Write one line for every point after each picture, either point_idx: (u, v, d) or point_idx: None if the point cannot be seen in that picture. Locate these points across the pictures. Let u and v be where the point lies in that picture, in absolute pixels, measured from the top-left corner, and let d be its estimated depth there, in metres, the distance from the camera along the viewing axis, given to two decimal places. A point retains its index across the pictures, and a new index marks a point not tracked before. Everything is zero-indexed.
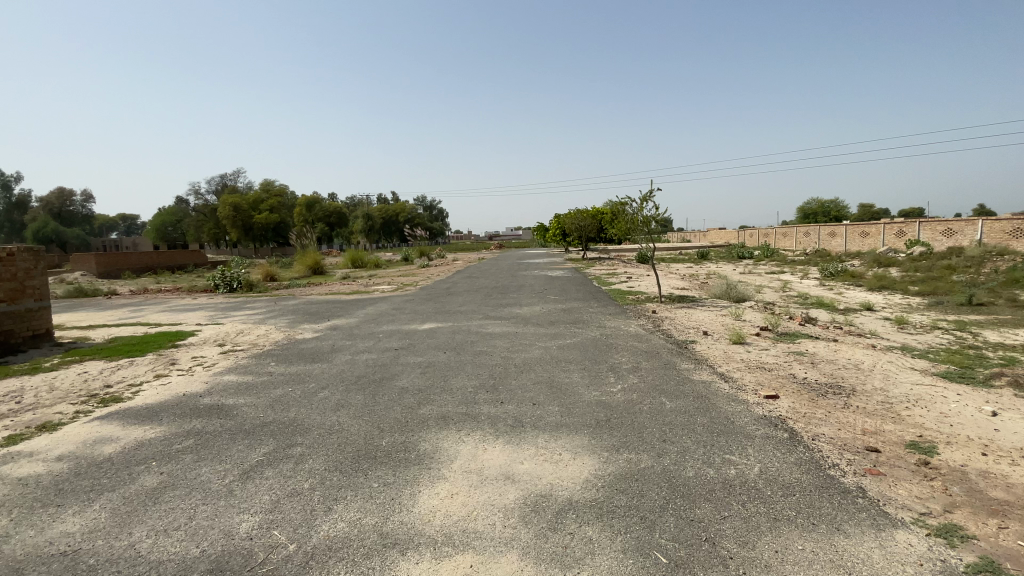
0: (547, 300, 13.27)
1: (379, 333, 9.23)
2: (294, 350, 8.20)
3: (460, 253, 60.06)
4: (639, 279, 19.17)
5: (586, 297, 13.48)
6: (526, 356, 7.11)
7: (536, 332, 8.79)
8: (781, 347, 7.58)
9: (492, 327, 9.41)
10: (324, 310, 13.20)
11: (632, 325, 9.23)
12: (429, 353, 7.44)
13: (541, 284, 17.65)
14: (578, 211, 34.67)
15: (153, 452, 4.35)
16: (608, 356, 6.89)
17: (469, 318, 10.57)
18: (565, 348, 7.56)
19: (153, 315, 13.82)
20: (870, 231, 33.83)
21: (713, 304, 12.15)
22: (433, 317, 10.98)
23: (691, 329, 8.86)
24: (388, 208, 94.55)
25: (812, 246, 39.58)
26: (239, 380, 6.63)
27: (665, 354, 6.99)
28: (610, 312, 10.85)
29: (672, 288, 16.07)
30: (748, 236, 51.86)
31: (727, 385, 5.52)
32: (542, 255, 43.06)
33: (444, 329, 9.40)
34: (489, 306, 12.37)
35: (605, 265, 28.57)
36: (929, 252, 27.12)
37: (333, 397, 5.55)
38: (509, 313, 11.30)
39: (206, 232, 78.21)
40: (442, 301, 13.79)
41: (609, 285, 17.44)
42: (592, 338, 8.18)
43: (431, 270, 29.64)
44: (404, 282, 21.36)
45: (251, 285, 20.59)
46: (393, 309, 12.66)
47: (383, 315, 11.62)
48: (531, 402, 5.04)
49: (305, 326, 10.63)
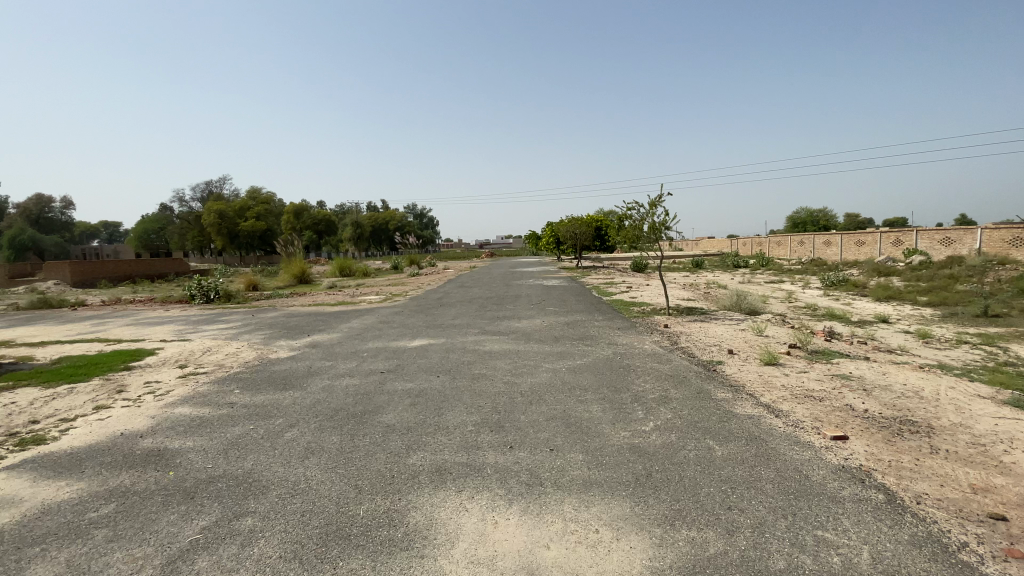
0: (547, 312, 12.31)
1: (363, 352, 8.19)
2: (264, 373, 7.14)
3: (451, 261, 59.16)
4: (640, 289, 18.29)
5: (588, 309, 12.54)
6: (532, 381, 6.11)
7: (540, 351, 7.80)
8: (821, 369, 6.66)
9: (490, 344, 8.40)
10: (304, 324, 12.10)
11: (646, 342, 8.30)
12: (420, 378, 6.42)
13: (539, 295, 16.70)
14: (572, 218, 33.90)
15: (53, 528, 3.29)
16: (629, 382, 5.92)
17: (464, 334, 9.57)
18: (576, 370, 6.59)
19: (117, 330, 12.63)
20: (867, 240, 33.40)
21: (725, 317, 11.26)
22: (424, 333, 9.95)
23: (712, 347, 7.94)
24: (378, 216, 93.41)
25: (808, 255, 39.15)
26: (193, 414, 5.56)
27: (693, 379, 6.05)
28: (618, 326, 9.90)
29: (677, 298, 15.21)
30: (741, 245, 51.52)
31: (780, 423, 4.59)
32: (535, 264, 42.24)
33: (436, 347, 8.38)
34: (484, 319, 11.36)
35: (602, 274, 27.74)
36: (929, 261, 26.62)
37: (303, 439, 4.52)
38: (507, 326, 10.33)
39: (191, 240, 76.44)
40: (433, 314, 12.74)
41: (610, 295, 16.54)
42: (606, 358, 7.21)
43: (421, 279, 28.58)
44: (393, 292, 20.30)
45: (230, 296, 19.41)
46: (380, 322, 11.61)
47: (368, 330, 10.56)
48: (547, 448, 4.06)
49: (280, 343, 9.55)
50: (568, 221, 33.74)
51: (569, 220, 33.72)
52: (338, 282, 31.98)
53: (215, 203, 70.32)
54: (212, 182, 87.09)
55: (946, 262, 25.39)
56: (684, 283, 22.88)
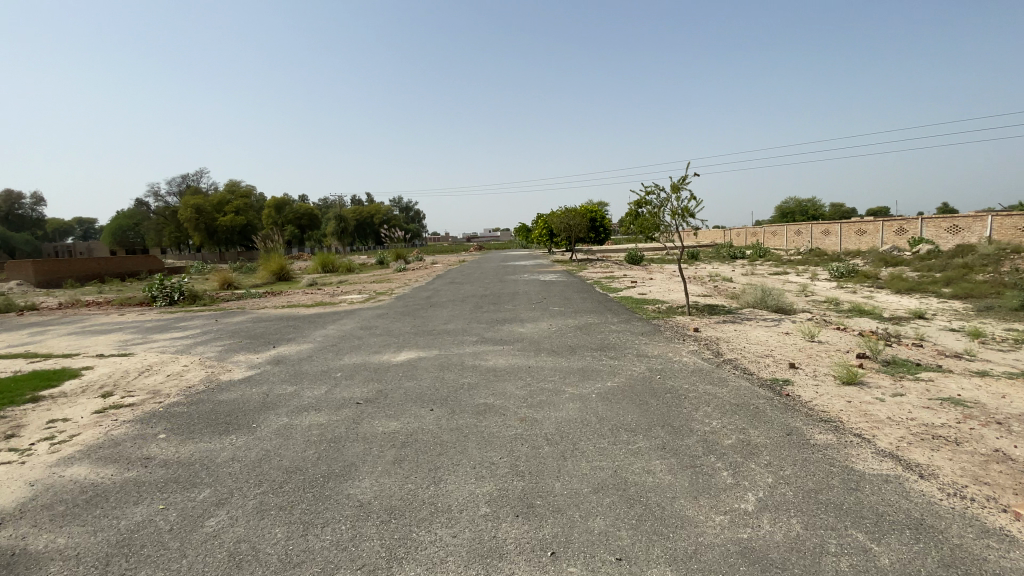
0: (553, 312, 10.84)
1: (337, 371, 6.63)
2: (208, 406, 5.57)
3: (438, 255, 57.41)
4: (646, 284, 16.84)
5: (598, 308, 11.08)
6: (557, 415, 4.60)
7: (556, 365, 6.29)
8: (917, 392, 5.28)
9: (493, 357, 6.86)
10: (272, 331, 10.46)
11: (682, 352, 6.84)
12: (407, 412, 4.87)
13: (537, 292, 15.20)
14: (566, 208, 32.35)
15: None
16: (687, 417, 4.46)
17: (460, 343, 8.05)
18: (609, 396, 5.10)
19: (52, 341, 10.83)
20: (868, 229, 32.43)
21: (756, 318, 9.89)
22: (411, 341, 8.39)
23: (765, 358, 6.50)
24: (362, 210, 91.03)
25: (805, 245, 38.18)
26: (89, 479, 3.95)
27: (770, 411, 4.61)
28: (639, 331, 8.44)
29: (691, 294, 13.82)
30: (735, 236, 50.54)
31: (935, 495, 3.17)
32: (527, 257, 40.78)
33: (427, 362, 6.83)
34: (482, 323, 9.85)
35: (599, 267, 26.31)
36: (938, 250, 25.63)
37: (230, 535, 2.96)
38: (511, 331, 8.83)
39: (167, 236, 73.35)
40: (421, 317, 11.15)
41: (615, 290, 15.10)
42: (642, 376, 5.74)
43: (407, 275, 26.87)
44: (377, 289, 18.63)
45: (196, 296, 17.57)
46: (360, 328, 10.03)
47: (346, 339, 8.98)
48: (612, 558, 2.56)
49: (238, 357, 7.92)
50: (563, 212, 32.17)
51: (564, 210, 32.14)
52: (319, 279, 30.07)
53: (191, 197, 67.50)
54: (189, 175, 83.63)
55: (955, 251, 24.42)
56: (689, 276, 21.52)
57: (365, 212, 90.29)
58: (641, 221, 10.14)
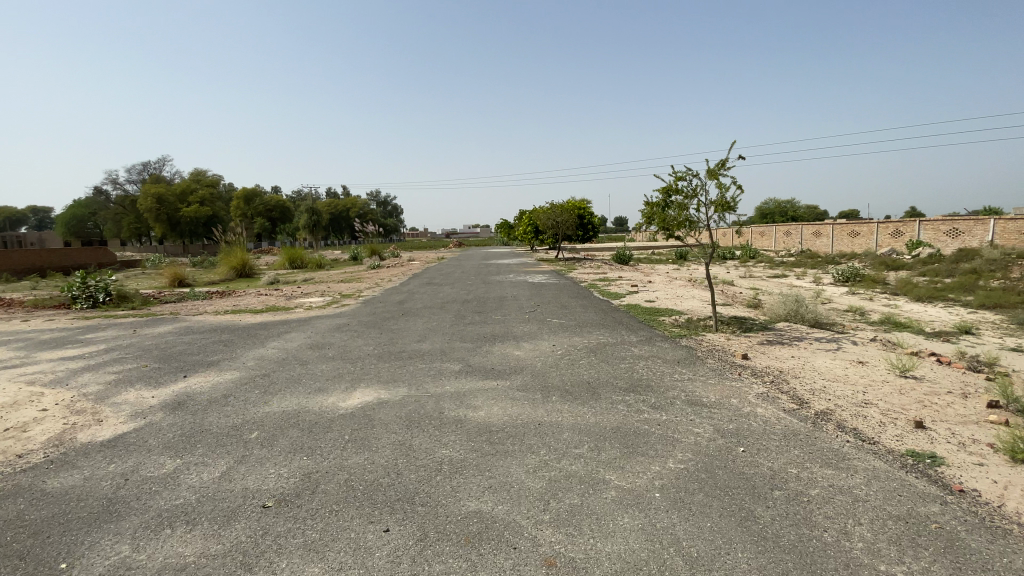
0: (553, 327, 8.84)
1: (252, 429, 4.49)
2: (17, 507, 3.36)
3: (417, 252, 54.77)
4: (649, 289, 14.94)
5: (607, 322, 9.13)
6: (607, 551, 2.58)
7: (578, 423, 4.26)
8: None
9: (483, 405, 4.79)
10: (197, 348, 8.18)
11: (749, 399, 4.88)
12: (343, 535, 2.81)
13: (528, 297, 13.12)
14: (552, 204, 30.36)
15: None
16: (843, 562, 2.51)
17: (436, 374, 5.94)
18: (681, 499, 3.08)
19: None
20: (862, 231, 31.35)
21: (802, 337, 8.08)
22: (371, 369, 6.28)
23: (870, 411, 4.60)
24: (337, 203, 87.70)
25: (795, 246, 37.05)
26: None
27: (973, 544, 2.69)
28: (672, 358, 6.50)
29: (706, 303, 11.93)
30: (721, 236, 49.37)
31: None
32: (510, 255, 38.70)
33: (388, 412, 4.74)
34: (465, 340, 7.77)
35: (589, 268, 24.40)
36: (939, 254, 24.52)
37: None
38: (503, 355, 6.78)
39: (126, 227, 68.77)
40: (390, 330, 9.01)
41: (617, 296, 13.13)
42: (714, 449, 3.79)
43: (380, 273, 24.55)
44: (343, 291, 16.34)
45: (127, 298, 14.95)
46: (309, 346, 7.87)
47: (286, 365, 6.82)
48: None
49: (125, 397, 5.67)
50: (549, 208, 30.19)
51: (551, 206, 30.18)
52: (284, 276, 27.46)
53: (152, 186, 63.36)
54: (151, 162, 78.76)
55: (959, 255, 23.33)
56: (688, 278, 19.67)
57: (340, 205, 86.94)
58: (664, 215, 8.25)
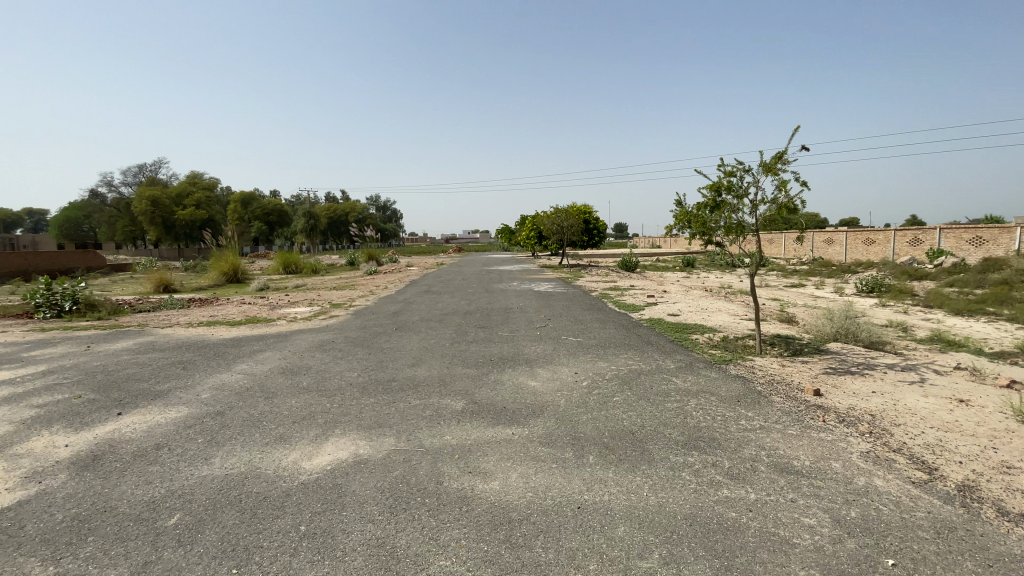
0: (571, 347, 7.59)
1: (174, 509, 3.21)
2: None
3: (416, 257, 53.40)
4: (668, 300, 13.68)
5: (633, 341, 7.87)
6: None
7: (634, 510, 2.99)
8: None
9: (497, 471, 3.52)
10: (151, 372, 6.92)
11: (854, 464, 3.62)
12: None
13: (536, 309, 11.85)
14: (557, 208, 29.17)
15: None
16: None
17: (433, 416, 4.67)
18: None
19: None
20: (878, 239, 30.17)
21: (867, 365, 6.82)
22: (352, 406, 5.02)
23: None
24: (335, 207, 86.53)
25: (807, 254, 35.87)
26: None
27: None
28: (727, 395, 5.24)
29: (736, 317, 10.65)
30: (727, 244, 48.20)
31: None
32: (512, 261, 37.46)
33: (366, 481, 3.45)
34: (469, 365, 6.49)
35: (597, 276, 23.13)
36: (965, 263, 23.33)
37: None
38: (517, 387, 5.51)
39: (120, 229, 67.40)
40: (381, 349, 7.73)
41: (634, 309, 11.88)
42: (848, 566, 2.54)
43: (376, 280, 23.13)
44: (334, 300, 15.05)
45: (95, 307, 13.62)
46: (284, 370, 6.62)
47: (251, 397, 5.56)
48: None
49: (30, 446, 4.37)
50: (554, 212, 28.96)
51: (555, 211, 28.96)
52: (275, 282, 26.11)
53: (147, 188, 62.09)
54: (147, 165, 77.62)
55: (987, 265, 22.11)
56: (705, 288, 18.42)
57: (338, 209, 85.85)
58: (704, 217, 7.10)
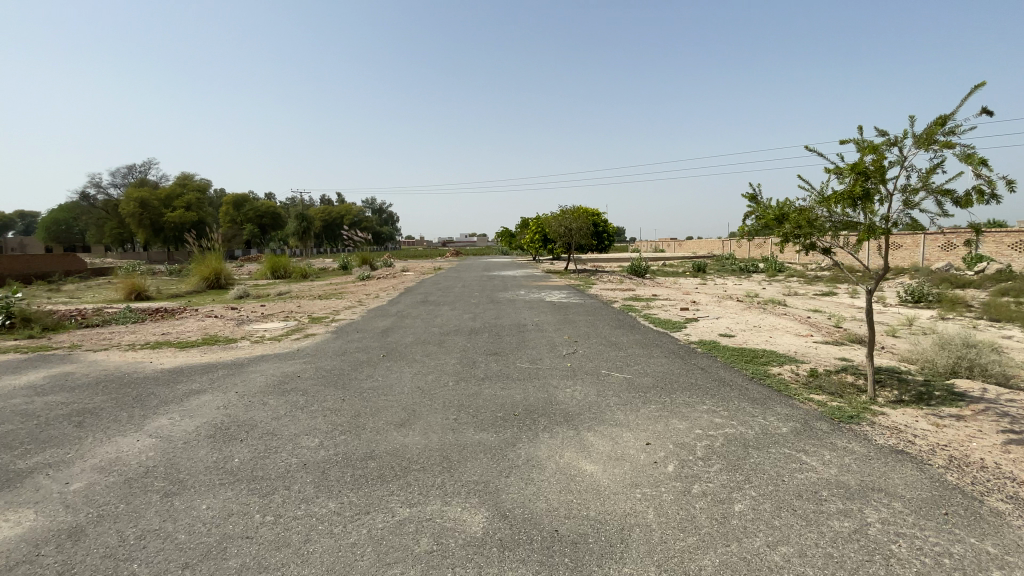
0: (621, 389, 5.53)
1: None
2: None
3: (413, 261, 51.44)
4: (708, 314, 11.64)
5: (700, 380, 5.84)
6: None
7: None
8: None
9: None
10: (33, 431, 4.87)
11: None
12: None
13: (557, 325, 9.77)
14: (564, 209, 27.20)
15: None
16: None
17: (432, 556, 2.63)
18: None
19: None
20: (905, 243, 28.21)
21: None
22: (298, 524, 2.98)
23: None
24: (330, 210, 84.59)
25: (826, 258, 33.93)
26: None
27: None
28: (916, 501, 3.21)
29: (807, 340, 8.61)
30: (737, 247, 46.41)
31: None
32: (516, 266, 35.44)
33: None
34: (487, 424, 4.46)
35: (610, 283, 21.15)
36: (1009, 270, 21.38)
37: None
38: (567, 476, 3.45)
39: (107, 231, 65.09)
40: (360, 390, 5.67)
41: (675, 325, 9.84)
42: None
43: (368, 287, 21.03)
44: (316, 312, 12.91)
45: (30, 320, 11.47)
46: (218, 432, 4.58)
47: (147, 493, 3.51)
48: None
49: None
50: (560, 214, 27.06)
51: (562, 212, 27.08)
52: (259, 288, 23.96)
53: (136, 189, 59.98)
54: (137, 166, 75.57)
55: None
56: (737, 298, 16.41)
57: (334, 212, 83.80)
58: (812, 212, 5.15)
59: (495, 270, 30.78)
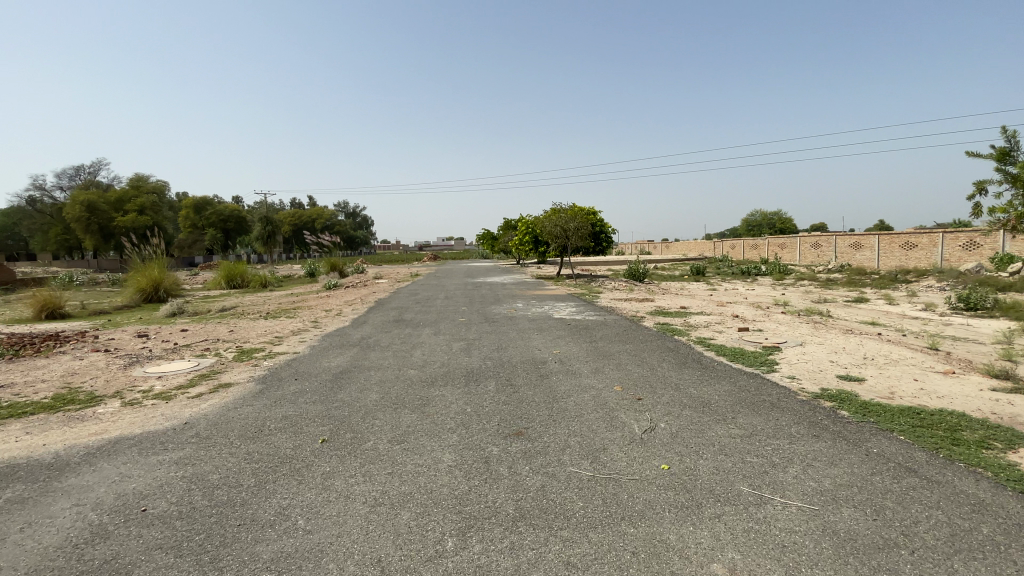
0: (833, 564, 2.49)
1: None
2: None
3: (389, 268, 47.78)
4: (777, 337, 8.77)
5: (960, 521, 2.87)
6: None
7: None
8: None
9: None
10: None
11: None
12: None
13: (590, 363, 6.73)
14: (558, 207, 24.32)
15: None
16: None
17: None
18: None
19: None
20: (920, 241, 26.00)
21: None
22: None
23: None
24: (300, 214, 80.24)
25: (831, 260, 31.74)
26: None
27: None
28: None
29: (972, 388, 5.73)
30: (731, 249, 44.14)
31: None
32: (502, 272, 32.31)
33: None
34: None
35: (617, 292, 18.26)
36: None
37: None
38: None
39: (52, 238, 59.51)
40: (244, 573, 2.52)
41: (759, 360, 6.90)
42: None
43: (332, 301, 17.62)
44: (250, 340, 9.55)
45: None
46: None
47: None
48: None
49: None
50: (554, 213, 24.17)
51: (556, 211, 24.22)
52: (204, 302, 20.25)
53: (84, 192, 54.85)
54: (89, 168, 69.84)
55: None
56: (778, 310, 13.64)
57: (303, 215, 79.30)
58: None
59: (477, 274, 30.19)
